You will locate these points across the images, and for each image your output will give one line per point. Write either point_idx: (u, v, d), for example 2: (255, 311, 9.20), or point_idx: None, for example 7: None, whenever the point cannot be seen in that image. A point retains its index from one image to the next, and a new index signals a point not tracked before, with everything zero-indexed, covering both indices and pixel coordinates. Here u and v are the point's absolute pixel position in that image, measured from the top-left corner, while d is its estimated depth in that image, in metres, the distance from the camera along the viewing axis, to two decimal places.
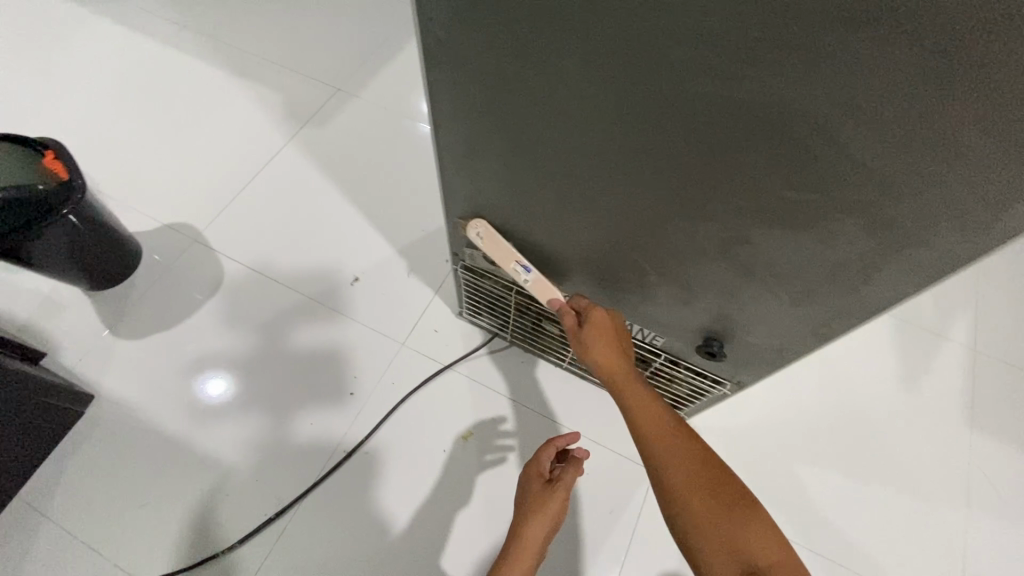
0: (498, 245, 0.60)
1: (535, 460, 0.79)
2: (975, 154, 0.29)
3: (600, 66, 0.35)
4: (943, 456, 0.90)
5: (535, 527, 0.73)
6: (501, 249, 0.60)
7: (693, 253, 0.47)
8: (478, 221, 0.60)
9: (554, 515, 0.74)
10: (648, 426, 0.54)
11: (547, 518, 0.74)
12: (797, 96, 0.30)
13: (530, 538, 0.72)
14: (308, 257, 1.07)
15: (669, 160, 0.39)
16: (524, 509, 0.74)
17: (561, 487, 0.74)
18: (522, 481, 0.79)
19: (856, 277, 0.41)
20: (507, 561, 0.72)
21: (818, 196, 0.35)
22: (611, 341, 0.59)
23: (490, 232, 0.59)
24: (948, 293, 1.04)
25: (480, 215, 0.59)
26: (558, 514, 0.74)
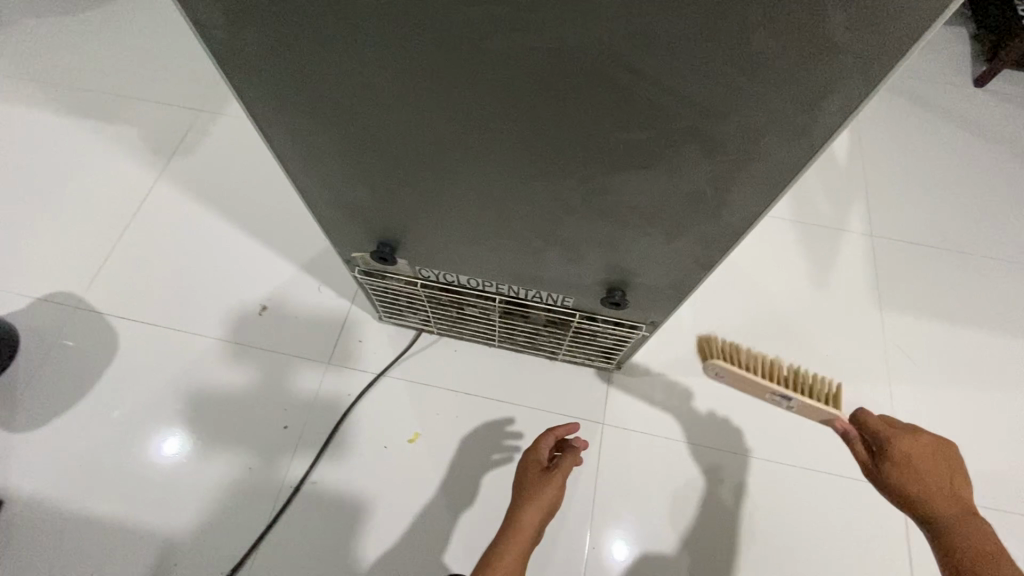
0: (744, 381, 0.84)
1: (535, 448, 0.81)
2: (767, 59, 0.29)
3: (398, 40, 0.33)
4: (859, 340, 0.97)
5: (532, 509, 0.74)
6: (755, 386, 0.83)
7: (563, 212, 0.47)
8: (715, 365, 0.87)
9: (553, 499, 0.75)
10: (966, 536, 0.54)
11: (545, 501, 0.75)
12: (590, 35, 0.30)
13: (526, 519, 0.73)
14: (209, 296, 1.01)
15: (504, 123, 0.38)
16: (523, 493, 0.76)
17: (561, 471, 0.76)
18: (518, 471, 0.81)
19: (713, 203, 0.42)
20: (501, 544, 0.71)
21: (648, 131, 0.36)
22: (929, 464, 0.60)
23: (726, 369, 0.85)
24: (836, 190, 1.12)
25: (716, 361, 0.86)
26: (555, 498, 0.76)
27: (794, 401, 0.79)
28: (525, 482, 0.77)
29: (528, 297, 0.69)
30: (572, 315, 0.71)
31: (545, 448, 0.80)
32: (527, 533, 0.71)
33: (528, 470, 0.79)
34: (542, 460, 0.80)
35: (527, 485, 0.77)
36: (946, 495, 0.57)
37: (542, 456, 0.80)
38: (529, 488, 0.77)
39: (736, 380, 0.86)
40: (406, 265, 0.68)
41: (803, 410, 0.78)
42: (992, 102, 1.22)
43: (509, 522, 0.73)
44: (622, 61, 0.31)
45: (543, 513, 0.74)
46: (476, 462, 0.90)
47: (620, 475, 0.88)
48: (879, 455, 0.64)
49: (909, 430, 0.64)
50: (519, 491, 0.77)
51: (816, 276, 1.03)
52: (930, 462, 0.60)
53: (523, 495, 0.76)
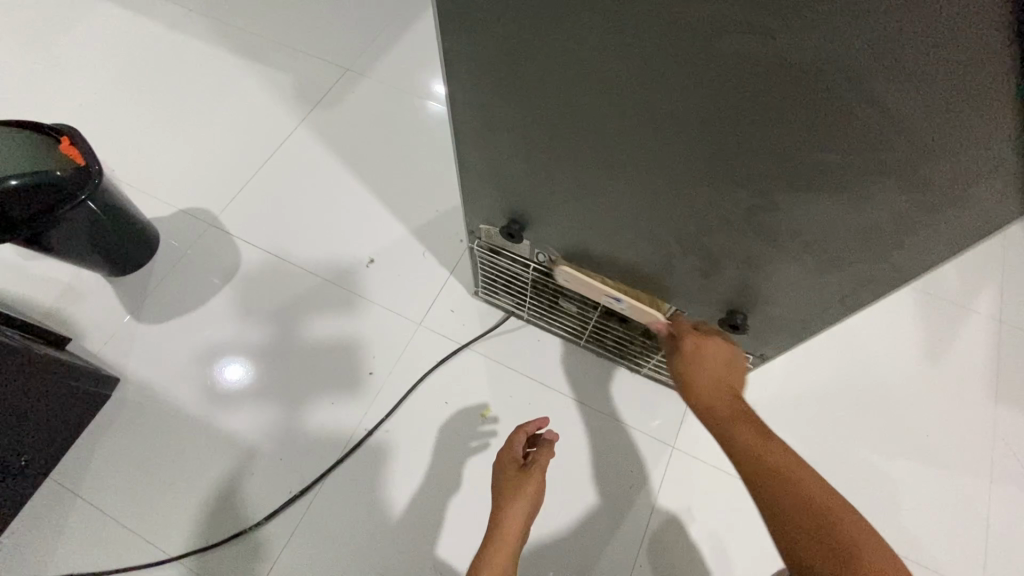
0: (586, 283, 0.68)
1: (508, 447, 0.81)
2: (1018, 105, 0.29)
3: (626, 25, 0.35)
4: (966, 428, 0.90)
5: (515, 510, 0.74)
6: (591, 287, 0.68)
7: (716, 222, 0.48)
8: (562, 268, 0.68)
9: (533, 496, 0.75)
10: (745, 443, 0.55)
11: (526, 499, 0.75)
12: (830, 52, 0.30)
13: (512, 522, 0.73)
14: (323, 240, 1.08)
15: (699, 123, 0.39)
16: (503, 491, 0.76)
17: (537, 467, 0.76)
18: (497, 470, 0.81)
19: (889, 242, 0.41)
20: (488, 548, 0.71)
21: (849, 158, 0.36)
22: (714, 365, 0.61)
23: (574, 275, 0.68)
24: (970, 265, 1.04)
25: (565, 263, 0.67)
26: (536, 495, 0.76)
27: (623, 301, 0.66)
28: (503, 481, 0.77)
29: None
30: None
31: (519, 447, 0.80)
32: (513, 538, 0.71)
33: (505, 470, 0.79)
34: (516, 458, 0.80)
35: (506, 484, 0.78)
36: (730, 402, 0.59)
37: (517, 455, 0.80)
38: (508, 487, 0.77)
39: (581, 286, 0.68)
40: (528, 247, 0.70)
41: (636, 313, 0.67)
42: None
43: (495, 524, 0.74)
44: (854, 83, 0.31)
45: (526, 514, 0.74)
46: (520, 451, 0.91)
47: (678, 503, 0.87)
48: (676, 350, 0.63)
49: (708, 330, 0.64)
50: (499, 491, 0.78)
51: (928, 351, 0.96)
52: (717, 369, 0.61)
53: (503, 496, 0.76)
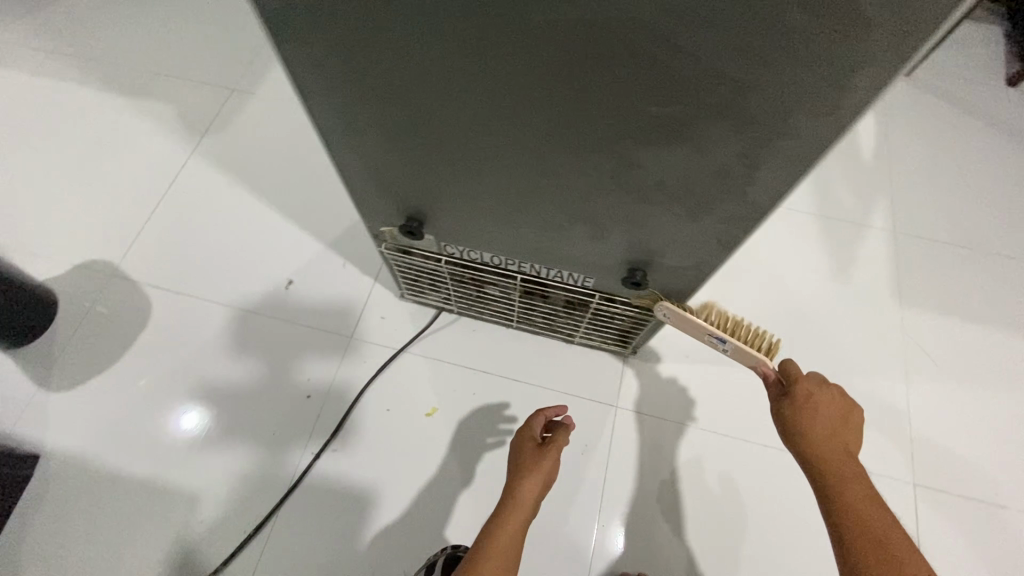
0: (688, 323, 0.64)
1: (527, 426, 0.83)
2: (803, 33, 0.30)
3: (440, 10, 0.35)
4: (879, 336, 0.97)
5: (530, 483, 0.75)
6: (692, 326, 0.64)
7: (590, 187, 0.49)
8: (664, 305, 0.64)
9: (547, 473, 0.77)
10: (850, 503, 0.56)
11: (541, 474, 0.76)
12: (628, 7, 0.31)
13: (526, 493, 0.74)
14: (237, 270, 1.04)
15: (540, 95, 0.39)
16: (519, 464, 0.78)
17: (555, 445, 0.78)
18: (514, 449, 0.83)
19: (741, 179, 0.42)
20: (500, 517, 0.72)
21: (680, 106, 0.37)
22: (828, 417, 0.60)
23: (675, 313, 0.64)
24: (861, 185, 1.11)
25: (664, 301, 0.64)
26: (550, 472, 0.77)
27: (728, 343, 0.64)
28: (521, 457, 0.79)
29: (550, 277, 0.71)
30: (593, 296, 0.73)
31: (539, 427, 0.82)
32: (527, 508, 0.72)
33: (523, 447, 0.81)
34: (535, 436, 0.82)
35: (522, 460, 0.79)
36: (841, 458, 0.58)
37: (536, 433, 0.82)
38: (525, 461, 0.78)
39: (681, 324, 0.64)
40: (433, 241, 0.70)
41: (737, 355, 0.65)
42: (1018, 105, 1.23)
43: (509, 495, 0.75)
44: (658, 34, 0.32)
45: (539, 487, 0.75)
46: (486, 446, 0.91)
47: (632, 461, 0.89)
48: (785, 397, 0.62)
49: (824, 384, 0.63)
50: (514, 466, 0.79)
51: (837, 271, 1.02)
52: (831, 420, 0.60)
53: (517, 472, 0.77)
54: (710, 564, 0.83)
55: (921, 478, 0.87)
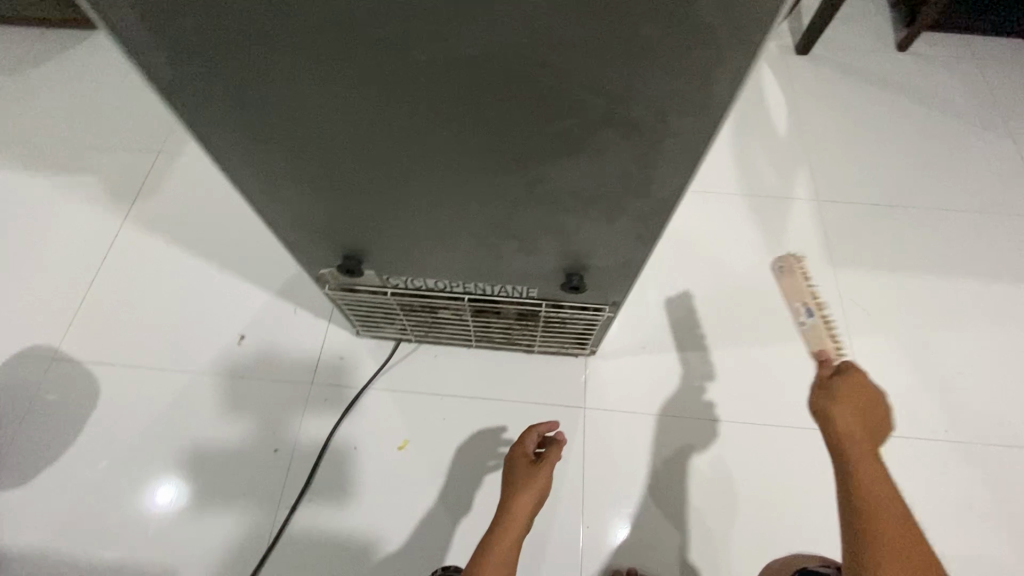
0: (793, 287, 0.61)
1: (520, 443, 0.84)
2: (659, 46, 0.33)
3: (327, 61, 0.36)
4: (817, 299, 1.03)
5: (524, 499, 0.76)
6: (792, 290, 0.62)
7: (509, 204, 0.51)
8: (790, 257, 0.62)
9: (541, 488, 0.77)
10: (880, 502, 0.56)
11: (535, 489, 0.77)
12: (499, 41, 0.33)
13: (520, 508, 0.74)
14: (185, 334, 1.02)
15: (440, 126, 0.41)
16: (513, 481, 0.79)
17: (548, 461, 0.79)
18: (508, 466, 0.83)
19: (643, 178, 0.45)
20: (496, 533, 0.72)
21: (570, 121, 0.39)
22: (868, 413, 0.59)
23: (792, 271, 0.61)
24: (780, 161, 1.18)
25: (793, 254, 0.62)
26: (544, 488, 0.78)
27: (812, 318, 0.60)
28: (515, 474, 0.79)
29: (495, 293, 0.72)
30: (540, 305, 0.74)
31: (531, 444, 0.83)
32: (521, 522, 0.73)
33: (517, 464, 0.82)
34: (528, 454, 0.83)
35: (516, 477, 0.80)
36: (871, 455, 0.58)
37: (528, 450, 0.83)
38: (518, 478, 0.79)
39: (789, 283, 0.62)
40: (376, 276, 0.70)
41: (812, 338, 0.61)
42: (907, 68, 1.33)
43: (503, 511, 0.75)
44: (532, 60, 0.35)
45: (533, 502, 0.76)
46: (484, 468, 0.92)
47: (606, 458, 0.91)
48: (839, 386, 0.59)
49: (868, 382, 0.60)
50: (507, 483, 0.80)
51: (770, 244, 1.08)
52: (868, 417, 0.59)
53: (511, 488, 0.78)
54: (695, 546, 0.85)
55: None
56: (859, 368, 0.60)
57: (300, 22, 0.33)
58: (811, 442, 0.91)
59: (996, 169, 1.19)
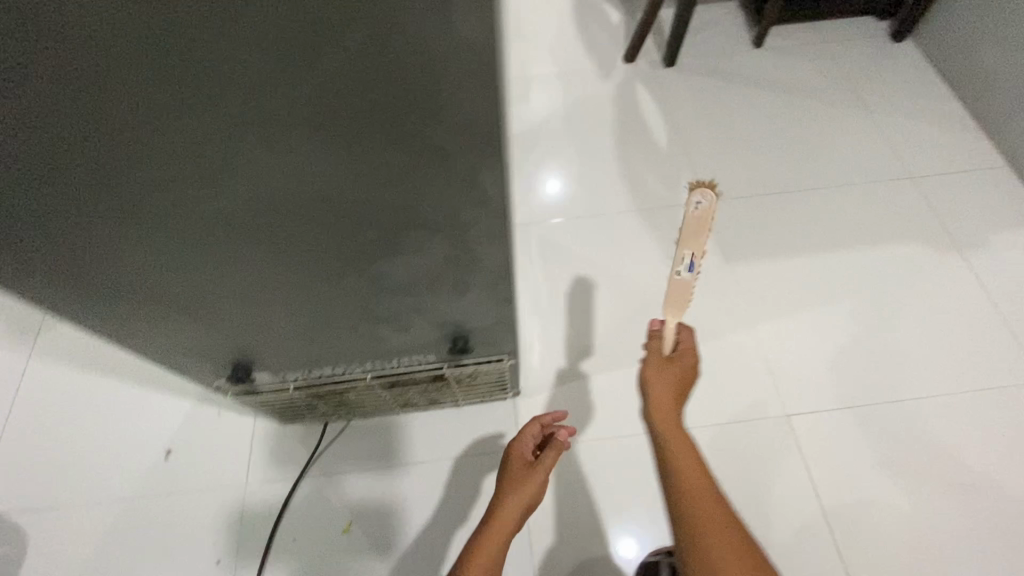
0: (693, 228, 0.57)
1: (518, 443, 0.84)
2: (418, 165, 0.37)
3: (132, 223, 0.39)
4: (720, 296, 1.08)
5: (512, 502, 0.76)
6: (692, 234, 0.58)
7: (364, 299, 0.54)
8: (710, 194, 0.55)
9: (532, 492, 0.77)
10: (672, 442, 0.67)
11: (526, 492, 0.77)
12: (279, 178, 0.38)
13: (508, 512, 0.75)
14: (110, 459, 0.99)
15: (264, 249, 0.45)
16: (506, 482, 0.79)
17: (541, 465, 0.78)
18: (505, 463, 0.84)
19: (470, 261, 0.49)
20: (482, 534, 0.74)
21: (377, 230, 0.43)
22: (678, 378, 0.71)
23: (709, 209, 0.56)
24: (665, 173, 1.26)
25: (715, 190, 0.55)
26: (535, 493, 0.77)
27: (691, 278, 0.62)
28: (509, 475, 0.80)
29: (394, 369, 0.74)
30: (443, 368, 0.75)
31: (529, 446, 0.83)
32: (508, 525, 0.74)
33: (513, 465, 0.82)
34: (525, 454, 0.83)
35: (509, 477, 0.80)
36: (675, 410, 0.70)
37: (525, 451, 0.83)
38: (512, 479, 0.79)
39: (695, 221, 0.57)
40: (273, 376, 0.71)
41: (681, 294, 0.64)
42: (766, 62, 1.43)
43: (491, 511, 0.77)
44: (316, 187, 0.39)
45: (524, 505, 0.76)
46: (430, 534, 0.92)
47: (547, 494, 0.94)
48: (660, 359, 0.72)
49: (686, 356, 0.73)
50: (501, 483, 0.81)
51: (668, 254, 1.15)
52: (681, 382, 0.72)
53: (503, 488, 0.78)
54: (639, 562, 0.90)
55: (791, 408, 0.97)
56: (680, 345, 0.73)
57: (90, 204, 0.37)
58: (736, 437, 0.95)
59: (859, 140, 1.29)
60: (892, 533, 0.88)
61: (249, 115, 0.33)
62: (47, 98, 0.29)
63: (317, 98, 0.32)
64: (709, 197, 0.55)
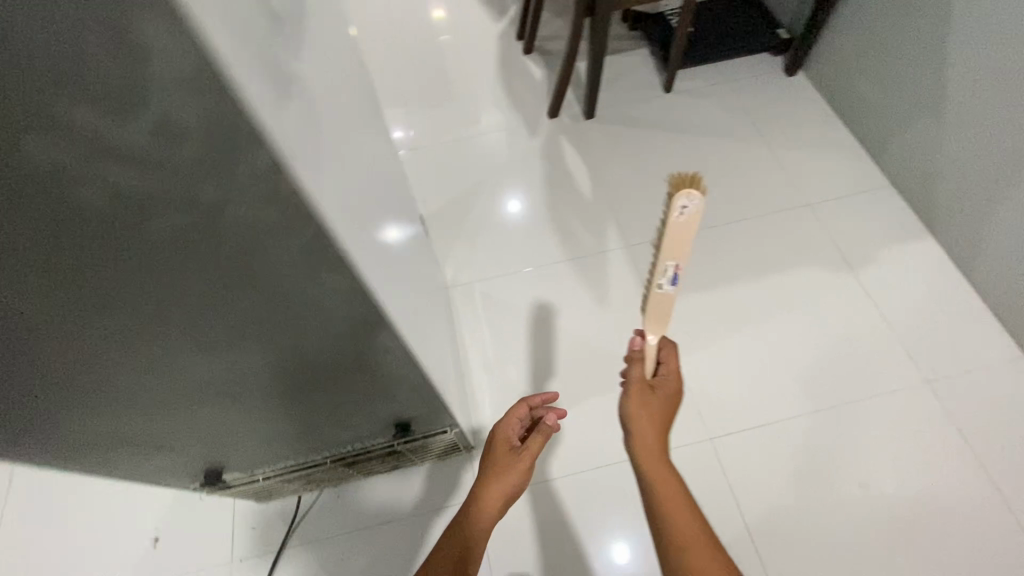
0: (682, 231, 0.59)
1: (504, 427, 0.86)
2: (335, 342, 0.49)
3: (116, 407, 0.51)
4: (645, 336, 1.23)
5: (496, 489, 0.78)
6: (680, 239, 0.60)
7: (311, 415, 0.65)
8: (696, 195, 0.57)
9: (517, 478, 0.80)
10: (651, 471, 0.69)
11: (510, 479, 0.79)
12: (227, 365, 0.49)
13: (490, 498, 0.78)
14: (101, 554, 1.07)
15: (223, 402, 0.56)
16: (491, 465, 0.81)
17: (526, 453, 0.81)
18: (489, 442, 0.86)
19: (391, 381, 0.61)
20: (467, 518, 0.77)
21: (310, 376, 0.55)
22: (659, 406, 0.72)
23: (696, 210, 0.57)
24: (591, 222, 1.40)
25: (701, 190, 0.57)
26: (517, 480, 0.80)
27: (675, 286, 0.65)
28: (494, 461, 0.82)
29: (352, 453, 0.84)
30: (395, 444, 0.84)
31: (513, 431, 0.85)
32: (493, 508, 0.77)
33: (497, 447, 0.84)
34: (509, 438, 0.84)
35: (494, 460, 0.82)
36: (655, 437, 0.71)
37: (511, 435, 0.85)
38: (496, 464, 0.81)
39: (681, 226, 0.59)
40: (243, 471, 0.81)
41: (663, 303, 0.67)
42: (675, 105, 1.58)
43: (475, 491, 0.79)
44: (258, 365, 0.50)
45: (507, 492, 0.79)
46: None
47: (506, 536, 1.05)
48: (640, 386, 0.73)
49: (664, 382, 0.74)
50: (486, 465, 0.83)
51: (598, 299, 1.28)
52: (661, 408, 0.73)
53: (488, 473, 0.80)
54: None
55: (714, 432, 1.09)
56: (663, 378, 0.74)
57: (83, 404, 0.48)
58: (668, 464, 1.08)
59: (761, 172, 1.44)
60: (806, 535, 1.01)
61: (198, 340, 0.44)
62: (49, 361, 0.41)
63: (248, 326, 0.44)
64: (693, 197, 0.56)
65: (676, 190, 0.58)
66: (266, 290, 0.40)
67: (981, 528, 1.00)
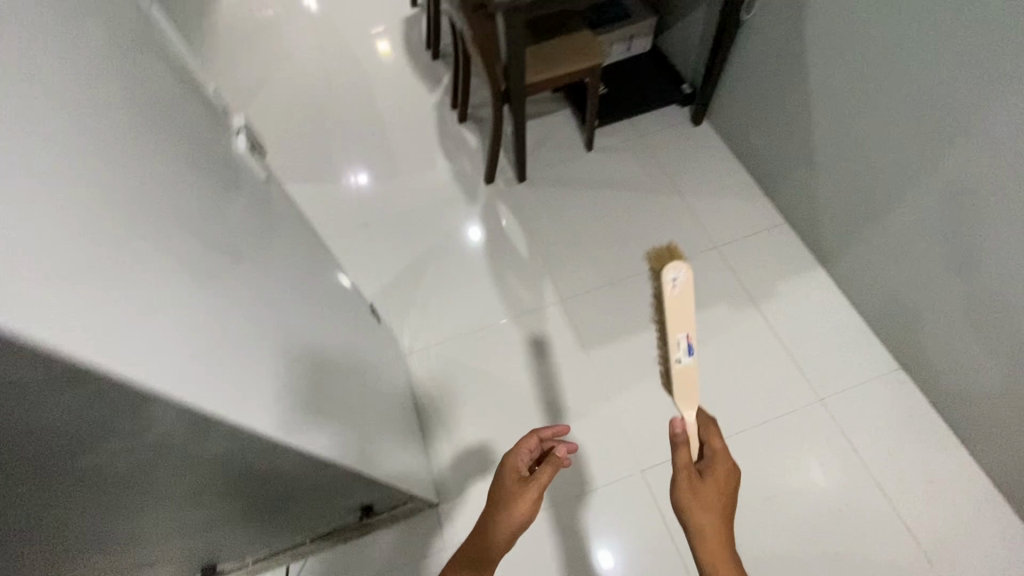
0: (679, 301, 0.77)
1: (514, 457, 0.91)
2: (296, 483, 0.65)
3: (130, 554, 0.65)
4: (582, 380, 1.41)
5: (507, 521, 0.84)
6: (680, 311, 0.77)
7: (289, 518, 0.80)
8: (681, 266, 0.76)
9: (526, 510, 0.86)
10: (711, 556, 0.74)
11: (520, 512, 0.85)
12: (215, 514, 0.64)
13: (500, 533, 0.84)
14: None
15: (215, 529, 0.71)
16: (502, 495, 0.87)
17: (534, 484, 0.87)
18: (498, 471, 0.91)
19: (349, 487, 0.76)
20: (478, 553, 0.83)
21: (283, 502, 0.70)
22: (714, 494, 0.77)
23: (687, 281, 0.76)
24: (529, 280, 1.57)
25: (684, 264, 0.76)
26: (525, 514, 0.86)
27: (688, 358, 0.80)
28: (504, 490, 0.87)
29: (329, 531, 0.99)
30: (363, 519, 0.98)
31: (523, 463, 0.91)
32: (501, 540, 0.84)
33: (506, 477, 0.89)
34: (519, 469, 0.90)
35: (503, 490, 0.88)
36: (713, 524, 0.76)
37: (519, 466, 0.91)
38: (506, 496, 0.87)
39: (679, 297, 0.77)
40: (236, 561, 0.95)
41: (683, 372, 0.80)
42: (596, 162, 1.76)
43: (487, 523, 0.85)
44: (239, 507, 0.65)
45: (516, 524, 0.85)
46: None
47: None
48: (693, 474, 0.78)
49: (716, 468, 0.79)
50: (495, 497, 0.88)
51: (539, 351, 1.45)
52: (715, 493, 0.77)
53: (500, 505, 0.86)
54: None
55: (644, 464, 1.29)
56: (712, 465, 0.79)
57: (105, 559, 0.62)
58: (609, 495, 1.27)
59: (674, 219, 1.63)
60: None
61: (191, 510, 0.59)
62: (81, 548, 0.55)
63: (227, 494, 0.59)
64: (683, 269, 0.76)
65: (666, 269, 0.76)
66: (238, 476, 0.55)
67: (867, 521, 1.20)
